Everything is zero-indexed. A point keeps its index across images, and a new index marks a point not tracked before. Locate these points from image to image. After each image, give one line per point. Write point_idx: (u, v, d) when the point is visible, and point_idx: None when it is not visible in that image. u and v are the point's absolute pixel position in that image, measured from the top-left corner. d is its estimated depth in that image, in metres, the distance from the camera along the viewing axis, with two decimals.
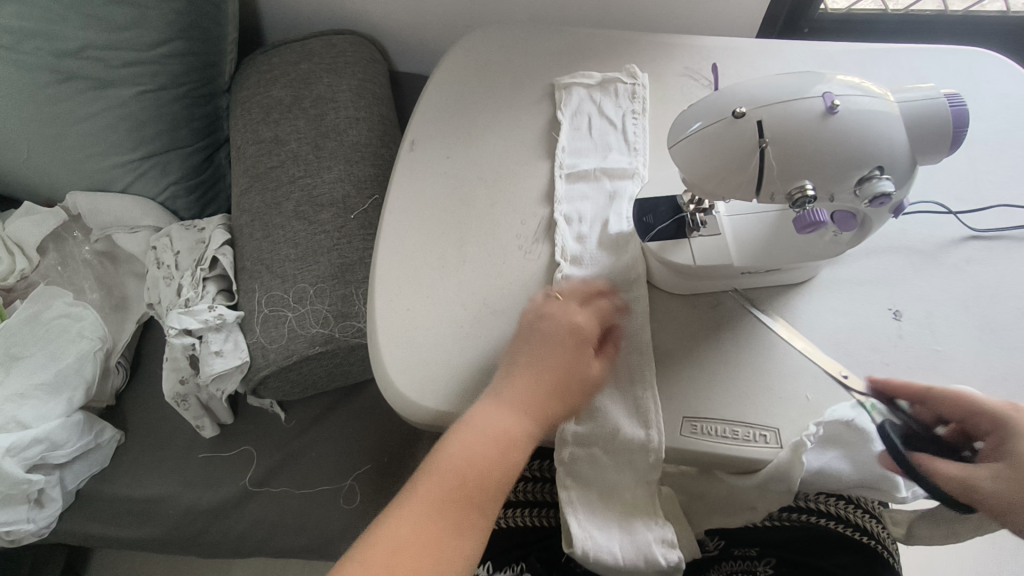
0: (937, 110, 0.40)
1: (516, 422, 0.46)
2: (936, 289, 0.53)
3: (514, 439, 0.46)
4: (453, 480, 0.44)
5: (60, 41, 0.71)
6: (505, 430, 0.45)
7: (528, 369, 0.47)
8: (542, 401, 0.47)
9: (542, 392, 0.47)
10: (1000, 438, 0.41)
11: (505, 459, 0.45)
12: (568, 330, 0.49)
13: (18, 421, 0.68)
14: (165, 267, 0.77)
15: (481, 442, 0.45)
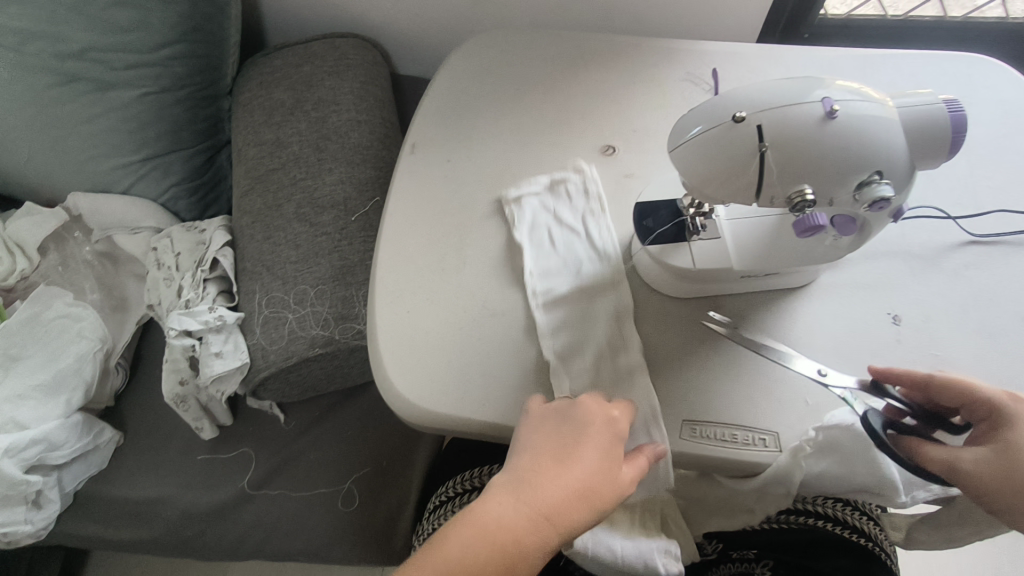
0: (936, 115, 0.41)
1: (533, 527, 0.38)
2: (935, 293, 0.53)
3: (527, 539, 0.38)
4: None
5: (62, 42, 0.71)
6: (517, 535, 0.38)
7: (551, 450, 0.41)
8: (568, 510, 0.38)
9: (569, 500, 0.39)
10: (993, 425, 0.42)
11: (512, 574, 0.37)
12: (610, 434, 0.42)
13: (16, 421, 0.68)
14: (165, 268, 0.77)
15: (484, 548, 0.37)
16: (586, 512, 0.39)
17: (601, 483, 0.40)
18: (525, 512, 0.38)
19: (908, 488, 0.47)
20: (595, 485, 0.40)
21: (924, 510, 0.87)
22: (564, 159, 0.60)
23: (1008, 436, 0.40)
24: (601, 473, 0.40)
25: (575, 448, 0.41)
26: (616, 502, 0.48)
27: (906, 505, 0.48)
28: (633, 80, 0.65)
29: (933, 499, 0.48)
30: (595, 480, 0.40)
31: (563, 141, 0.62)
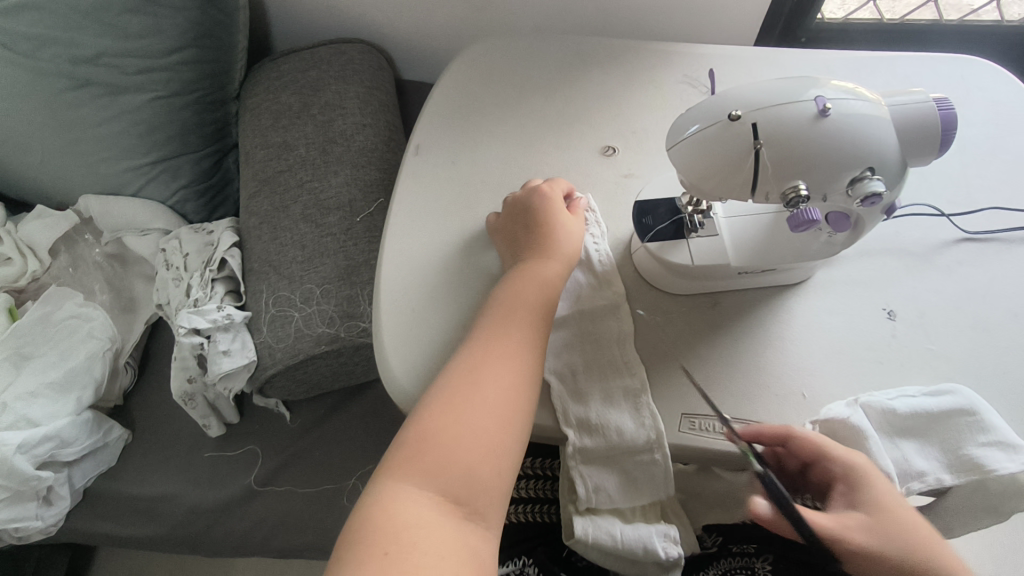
0: (926, 113, 0.42)
1: (523, 298, 0.49)
2: (929, 290, 0.54)
3: (518, 310, 0.49)
4: (476, 364, 0.46)
5: (75, 48, 0.72)
6: (513, 309, 0.49)
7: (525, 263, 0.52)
8: (538, 275, 0.51)
9: (537, 269, 0.51)
10: (851, 487, 0.44)
11: (522, 333, 0.48)
12: (548, 214, 0.54)
13: (27, 419, 0.69)
14: (174, 268, 0.78)
15: (488, 332, 0.48)
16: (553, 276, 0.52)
17: (555, 257, 0.53)
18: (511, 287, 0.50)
19: (901, 479, 0.46)
20: (554, 259, 0.52)
21: None
22: (565, 160, 0.62)
23: (868, 499, 0.43)
24: (551, 244, 0.53)
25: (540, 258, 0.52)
26: (621, 497, 0.48)
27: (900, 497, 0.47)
28: (632, 82, 0.66)
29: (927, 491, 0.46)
30: (543, 249, 0.53)
31: (564, 142, 0.63)
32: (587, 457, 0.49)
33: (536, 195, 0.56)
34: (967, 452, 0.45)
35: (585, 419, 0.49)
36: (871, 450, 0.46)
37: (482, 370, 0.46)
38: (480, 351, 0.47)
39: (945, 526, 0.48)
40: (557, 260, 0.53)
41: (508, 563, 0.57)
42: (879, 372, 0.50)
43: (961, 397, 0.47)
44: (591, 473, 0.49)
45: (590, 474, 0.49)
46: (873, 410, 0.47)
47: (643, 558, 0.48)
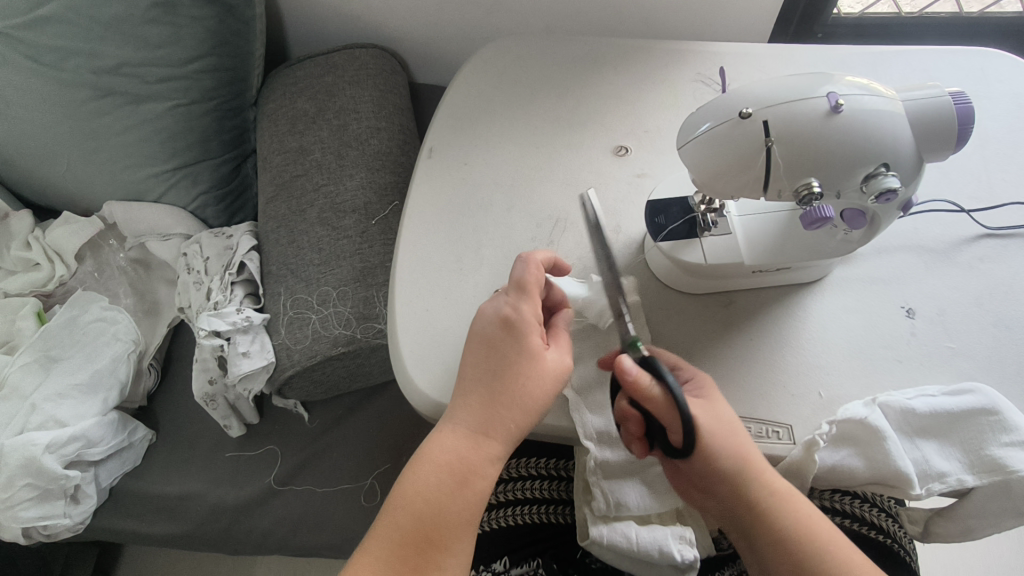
0: (941, 108, 0.41)
1: (466, 460, 0.43)
2: (949, 287, 0.53)
3: (464, 479, 0.43)
4: (409, 535, 0.42)
5: (99, 59, 0.74)
6: (458, 471, 0.43)
7: (493, 391, 0.44)
8: (491, 437, 0.43)
9: (494, 427, 0.43)
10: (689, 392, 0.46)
11: (465, 507, 0.43)
12: (530, 347, 0.45)
13: (56, 419, 0.71)
14: (195, 272, 0.80)
15: (424, 498, 0.43)
16: (512, 429, 0.44)
17: (523, 408, 0.44)
18: (455, 444, 0.44)
19: (921, 480, 0.45)
20: (522, 410, 0.44)
21: (943, 504, 0.86)
22: (577, 160, 0.62)
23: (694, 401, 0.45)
24: (523, 387, 0.44)
25: (509, 380, 0.44)
26: (640, 506, 0.49)
27: (921, 499, 0.46)
28: (644, 83, 0.66)
29: (948, 492, 0.46)
30: (508, 393, 0.44)
31: (576, 142, 0.63)
32: (608, 471, 0.49)
33: (507, 314, 0.46)
34: (990, 453, 0.45)
35: (604, 432, 0.49)
36: (890, 451, 0.45)
37: (411, 546, 0.42)
38: (413, 518, 0.42)
39: (969, 526, 0.47)
40: (531, 403, 0.44)
41: (519, 566, 0.57)
42: (898, 371, 0.50)
43: (982, 397, 0.46)
44: (612, 487, 0.49)
45: (612, 488, 0.49)
46: (891, 409, 0.46)
47: (660, 561, 0.48)
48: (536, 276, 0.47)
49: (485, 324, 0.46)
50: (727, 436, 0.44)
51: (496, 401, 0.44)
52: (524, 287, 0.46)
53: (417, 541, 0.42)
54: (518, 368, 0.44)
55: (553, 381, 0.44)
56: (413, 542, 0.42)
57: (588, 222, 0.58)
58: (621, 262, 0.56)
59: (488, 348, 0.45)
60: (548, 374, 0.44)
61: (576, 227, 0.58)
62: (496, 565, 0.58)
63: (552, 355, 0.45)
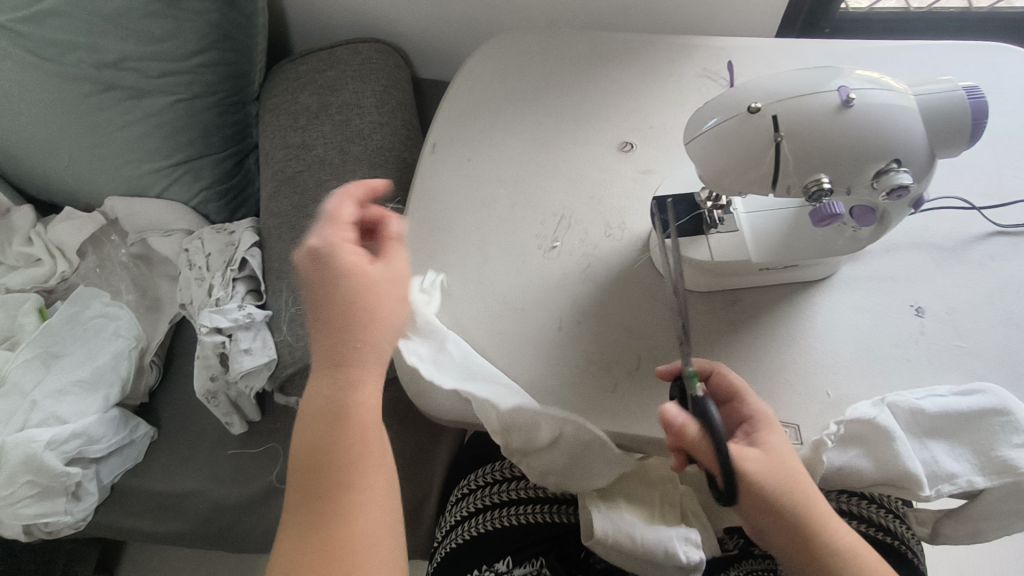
0: (954, 102, 0.41)
1: (350, 411, 0.42)
2: (959, 285, 0.52)
3: (339, 415, 0.41)
4: (306, 493, 0.41)
5: (100, 53, 0.74)
6: (336, 415, 0.42)
7: (341, 319, 0.42)
8: (354, 363, 0.42)
9: (351, 356, 0.42)
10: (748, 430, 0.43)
11: (352, 441, 0.41)
12: (343, 269, 0.43)
13: (57, 416, 0.71)
14: (196, 268, 0.79)
15: (312, 472, 0.41)
16: (376, 359, 0.43)
17: (374, 332, 0.43)
18: (332, 401, 0.42)
19: (931, 482, 0.45)
20: (370, 331, 0.43)
21: (951, 505, 0.86)
22: (582, 156, 0.61)
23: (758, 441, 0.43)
24: (368, 305, 0.43)
25: (354, 303, 0.42)
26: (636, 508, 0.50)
27: (930, 500, 0.45)
28: (650, 78, 0.65)
29: (958, 493, 0.45)
30: (353, 327, 0.42)
31: (581, 138, 0.62)
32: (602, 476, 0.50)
33: (326, 246, 0.43)
34: (1000, 454, 0.44)
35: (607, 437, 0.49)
36: (899, 452, 0.44)
37: (317, 501, 0.41)
38: (309, 477, 0.41)
39: (979, 528, 0.46)
40: (378, 321, 0.43)
41: (523, 565, 0.57)
42: (907, 370, 0.49)
43: (993, 397, 0.45)
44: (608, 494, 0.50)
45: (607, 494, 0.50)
46: (901, 409, 0.46)
47: (665, 563, 0.48)
48: (345, 208, 0.45)
49: (306, 277, 0.43)
50: (782, 484, 0.42)
51: (350, 344, 0.42)
52: (335, 217, 0.45)
53: (314, 495, 0.41)
54: (360, 301, 0.43)
55: (398, 283, 0.45)
56: (312, 498, 0.41)
57: (592, 219, 0.58)
58: (625, 260, 0.55)
59: (319, 279, 0.43)
60: (383, 283, 0.44)
61: (580, 223, 0.57)
62: (499, 564, 0.58)
63: (371, 269, 0.44)
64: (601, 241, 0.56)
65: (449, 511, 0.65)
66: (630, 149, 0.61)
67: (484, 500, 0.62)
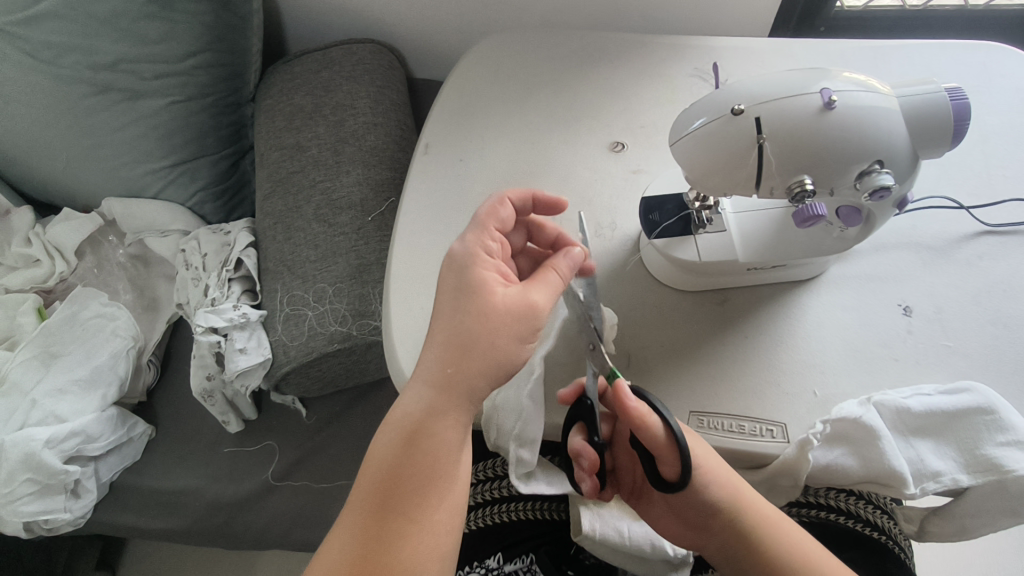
0: (937, 103, 0.41)
1: (440, 434, 0.41)
2: (947, 285, 0.52)
3: (422, 432, 0.41)
4: (372, 500, 0.40)
5: (96, 55, 0.74)
6: (418, 432, 0.41)
7: (455, 335, 0.42)
8: (453, 387, 0.41)
9: (454, 382, 0.42)
10: None
11: (429, 462, 0.41)
12: (475, 283, 0.44)
13: (56, 415, 0.72)
14: (193, 268, 0.80)
15: (380, 489, 0.40)
16: (476, 388, 0.42)
17: (485, 359, 0.42)
18: (420, 417, 0.41)
19: (916, 480, 0.45)
20: (478, 360, 0.42)
21: (939, 503, 0.86)
22: (573, 157, 0.61)
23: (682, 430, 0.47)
24: (480, 327, 0.42)
25: (468, 322, 0.42)
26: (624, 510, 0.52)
27: (915, 498, 0.46)
28: (641, 78, 0.66)
29: (944, 491, 0.46)
30: (465, 347, 0.42)
31: (573, 139, 0.63)
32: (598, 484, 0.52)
33: (469, 248, 0.46)
34: (985, 452, 0.44)
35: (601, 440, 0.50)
36: (885, 451, 0.45)
37: (379, 510, 0.40)
38: (381, 483, 0.40)
39: (964, 526, 0.47)
40: (489, 350, 0.42)
41: (513, 561, 0.58)
42: (894, 369, 0.49)
43: (978, 395, 0.45)
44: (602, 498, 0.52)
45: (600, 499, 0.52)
46: (886, 408, 0.46)
47: (651, 556, 0.50)
48: (502, 214, 0.48)
49: (443, 271, 0.46)
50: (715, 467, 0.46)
51: (457, 356, 0.42)
52: (483, 223, 0.47)
53: (377, 503, 0.40)
54: (480, 316, 0.42)
55: (528, 319, 0.43)
56: (375, 504, 0.40)
57: (582, 220, 0.58)
58: (615, 260, 0.56)
59: (453, 287, 0.44)
60: (504, 311, 0.43)
61: (570, 224, 0.58)
62: (491, 560, 0.59)
63: (504, 290, 0.44)
64: (591, 241, 0.57)
65: None
66: (621, 150, 0.61)
67: (475, 497, 0.62)
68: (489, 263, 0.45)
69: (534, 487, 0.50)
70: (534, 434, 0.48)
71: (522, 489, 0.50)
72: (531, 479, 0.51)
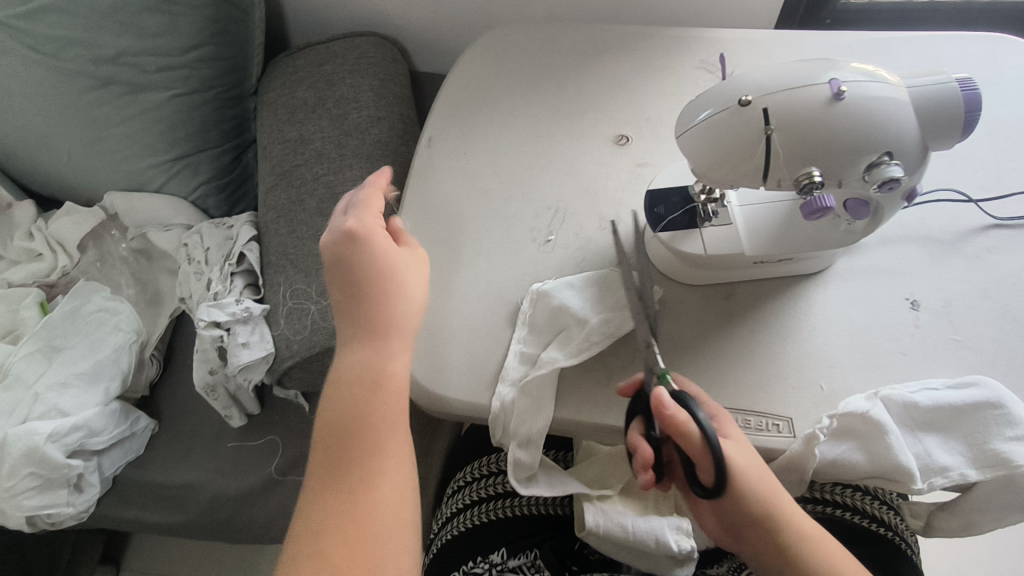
0: (947, 94, 0.40)
1: (371, 417, 0.44)
2: (955, 278, 0.52)
3: (358, 415, 0.44)
4: (325, 488, 0.43)
5: (98, 48, 0.74)
6: (357, 418, 0.44)
7: (371, 325, 0.46)
8: (379, 367, 0.45)
9: (376, 362, 0.45)
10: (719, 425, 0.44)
11: (371, 441, 0.43)
12: (371, 269, 0.47)
13: (59, 409, 0.72)
14: (195, 262, 0.80)
15: (326, 480, 0.43)
16: (400, 365, 0.46)
17: (399, 337, 0.46)
18: (354, 407, 0.44)
19: (923, 475, 0.45)
20: (393, 338, 0.46)
21: (945, 499, 0.86)
22: (578, 149, 0.61)
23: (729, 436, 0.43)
24: (366, 314, 0.46)
25: (377, 310, 0.46)
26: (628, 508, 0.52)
27: (923, 493, 0.45)
28: (646, 70, 0.65)
29: (952, 486, 0.45)
30: (384, 332, 0.46)
31: (577, 131, 0.62)
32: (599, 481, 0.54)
33: (378, 233, 0.49)
34: (994, 447, 0.44)
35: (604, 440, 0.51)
36: (892, 445, 0.44)
37: (334, 499, 0.42)
38: (330, 471, 0.43)
39: (972, 521, 0.46)
40: (398, 329, 0.46)
41: (518, 556, 0.57)
42: (902, 363, 0.49)
43: (987, 390, 0.45)
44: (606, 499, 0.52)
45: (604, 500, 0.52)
46: (894, 403, 0.46)
47: (655, 551, 0.49)
48: (369, 222, 0.48)
49: (335, 268, 0.48)
50: (760, 479, 0.42)
51: (379, 346, 0.46)
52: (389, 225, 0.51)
53: (328, 489, 0.43)
54: (385, 310, 0.46)
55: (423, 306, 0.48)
56: (327, 491, 0.43)
57: (587, 213, 0.58)
58: (620, 253, 0.55)
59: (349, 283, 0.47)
60: (405, 292, 0.47)
61: (575, 218, 0.57)
62: (495, 555, 0.58)
63: (398, 275, 0.48)
64: (596, 234, 0.56)
65: (446, 503, 0.66)
66: (626, 143, 0.61)
67: (480, 492, 0.62)
68: (392, 263, 0.48)
69: (535, 490, 0.50)
70: (537, 437, 0.48)
71: (522, 491, 0.50)
72: (532, 482, 0.50)
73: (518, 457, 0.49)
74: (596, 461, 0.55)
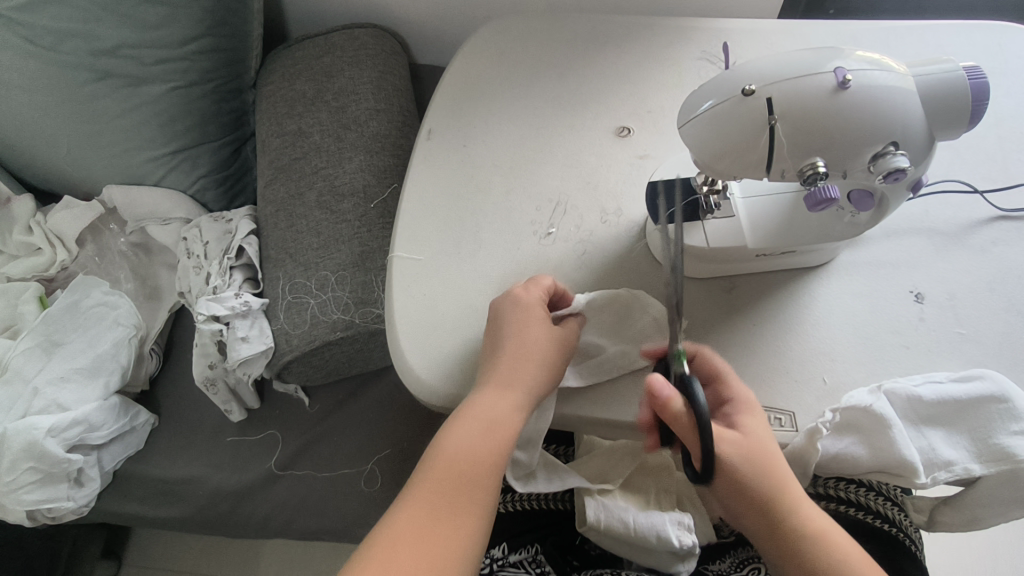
0: (954, 83, 0.40)
1: (471, 459, 0.44)
2: (960, 271, 0.51)
3: (467, 466, 0.44)
4: (412, 518, 0.42)
5: (95, 41, 0.73)
6: (461, 465, 0.44)
7: (504, 379, 0.46)
8: (498, 425, 0.44)
9: (495, 418, 0.45)
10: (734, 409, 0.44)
11: (470, 491, 0.43)
12: (537, 335, 0.47)
13: (58, 403, 0.72)
14: (194, 256, 0.79)
15: (416, 512, 0.43)
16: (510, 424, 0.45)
17: (515, 397, 0.45)
18: (460, 443, 0.44)
19: (927, 469, 0.44)
20: (517, 395, 0.45)
21: (947, 492, 0.86)
22: (578, 141, 0.60)
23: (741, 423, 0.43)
24: (506, 375, 0.46)
25: (520, 369, 0.46)
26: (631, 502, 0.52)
27: (927, 487, 0.45)
28: (648, 61, 0.64)
29: (955, 481, 0.45)
30: (507, 391, 0.45)
31: (578, 123, 0.62)
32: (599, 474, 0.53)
33: (525, 304, 0.48)
34: (998, 441, 0.43)
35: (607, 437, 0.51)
36: (895, 439, 0.44)
37: (416, 531, 0.42)
38: (425, 507, 0.43)
39: (975, 516, 0.46)
40: (522, 388, 0.46)
41: (519, 550, 0.57)
42: (905, 357, 0.48)
43: (991, 383, 0.45)
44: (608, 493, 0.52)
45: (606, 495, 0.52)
46: (898, 397, 0.45)
47: (657, 546, 0.49)
48: (532, 294, 0.49)
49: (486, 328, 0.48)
50: (756, 470, 0.43)
51: (504, 395, 0.45)
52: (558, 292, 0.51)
53: (416, 521, 0.42)
54: (515, 371, 0.46)
55: (545, 377, 0.46)
56: (414, 523, 0.42)
57: (588, 205, 0.57)
58: (621, 246, 0.55)
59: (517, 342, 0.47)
60: (536, 355, 0.47)
61: (575, 211, 0.57)
62: (496, 551, 0.57)
63: (539, 338, 0.47)
64: (597, 227, 0.56)
65: None
66: (627, 134, 0.60)
67: None
68: (541, 328, 0.48)
69: (533, 487, 0.51)
70: (535, 436, 0.49)
71: (522, 489, 0.51)
72: (530, 479, 0.51)
73: (516, 457, 0.50)
74: (597, 454, 0.55)
